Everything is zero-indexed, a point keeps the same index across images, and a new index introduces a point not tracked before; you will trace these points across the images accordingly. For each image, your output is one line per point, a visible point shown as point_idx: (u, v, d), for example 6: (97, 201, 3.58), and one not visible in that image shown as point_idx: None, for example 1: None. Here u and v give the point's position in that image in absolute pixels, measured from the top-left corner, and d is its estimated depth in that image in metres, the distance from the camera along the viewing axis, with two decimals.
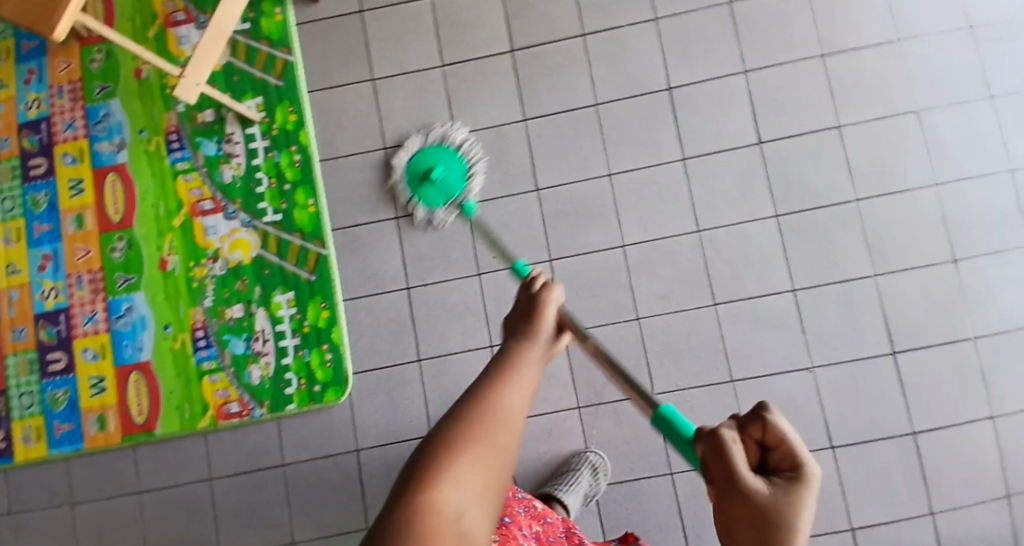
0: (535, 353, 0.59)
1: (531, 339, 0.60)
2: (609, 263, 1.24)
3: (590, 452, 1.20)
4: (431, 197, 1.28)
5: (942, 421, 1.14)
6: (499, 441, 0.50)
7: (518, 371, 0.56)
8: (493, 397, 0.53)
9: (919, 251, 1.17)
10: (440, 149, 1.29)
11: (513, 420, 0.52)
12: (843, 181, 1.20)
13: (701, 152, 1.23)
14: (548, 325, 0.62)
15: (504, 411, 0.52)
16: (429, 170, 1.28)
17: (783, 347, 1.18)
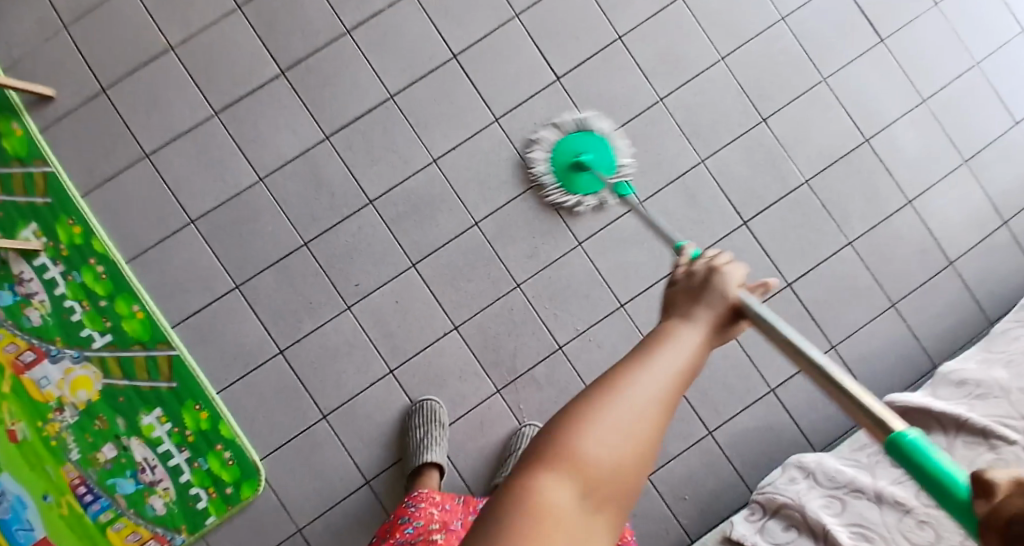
0: (689, 326, 0.49)
1: (704, 309, 0.51)
2: (468, 245, 1.22)
3: (527, 427, 1.20)
4: (582, 185, 1.19)
5: (816, 263, 1.21)
6: (652, 401, 0.44)
7: (684, 345, 0.48)
8: (652, 360, 0.46)
9: (728, 121, 1.22)
10: (589, 133, 1.20)
11: (669, 389, 0.45)
12: (640, 85, 1.22)
13: (513, 102, 1.22)
14: (713, 299, 0.52)
15: (661, 373, 0.45)
16: (580, 159, 1.19)
17: (645, 256, 1.22)
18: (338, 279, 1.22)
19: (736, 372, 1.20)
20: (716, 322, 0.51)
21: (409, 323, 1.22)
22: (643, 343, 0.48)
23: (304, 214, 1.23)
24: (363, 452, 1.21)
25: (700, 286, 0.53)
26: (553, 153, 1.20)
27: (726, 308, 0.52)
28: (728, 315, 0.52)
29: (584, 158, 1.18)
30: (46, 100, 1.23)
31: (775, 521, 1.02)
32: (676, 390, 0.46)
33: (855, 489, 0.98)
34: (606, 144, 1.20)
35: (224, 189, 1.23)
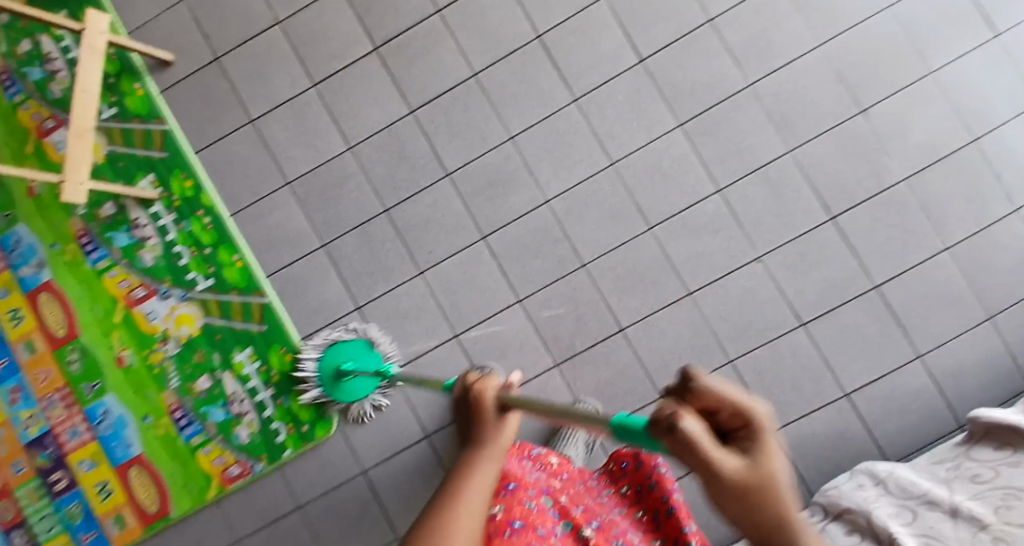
0: (481, 455, 0.62)
1: (484, 428, 0.65)
2: (536, 223, 1.23)
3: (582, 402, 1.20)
4: (349, 391, 1.28)
5: (904, 267, 1.14)
6: (469, 525, 0.57)
7: (478, 460, 0.62)
8: (464, 491, 0.59)
9: (821, 111, 1.16)
10: (342, 343, 1.29)
11: (474, 507, 0.58)
12: (729, 69, 1.17)
13: (593, 83, 1.21)
14: (490, 420, 0.65)
15: (468, 499, 0.58)
16: (342, 367, 1.27)
17: (720, 246, 1.19)
18: (323, 376, 1.30)
19: (801, 371, 1.17)
20: (500, 432, 0.65)
21: (474, 293, 1.25)
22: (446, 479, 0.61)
23: (386, 184, 1.28)
24: (426, 410, 1.30)
25: (472, 412, 0.66)
26: (317, 363, 1.30)
27: (500, 417, 0.66)
28: (498, 423, 0.65)
29: (346, 365, 1.27)
30: (165, 65, 1.35)
31: (838, 520, 1.02)
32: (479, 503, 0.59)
33: (925, 500, 0.95)
34: (367, 347, 1.28)
35: (315, 155, 1.31)
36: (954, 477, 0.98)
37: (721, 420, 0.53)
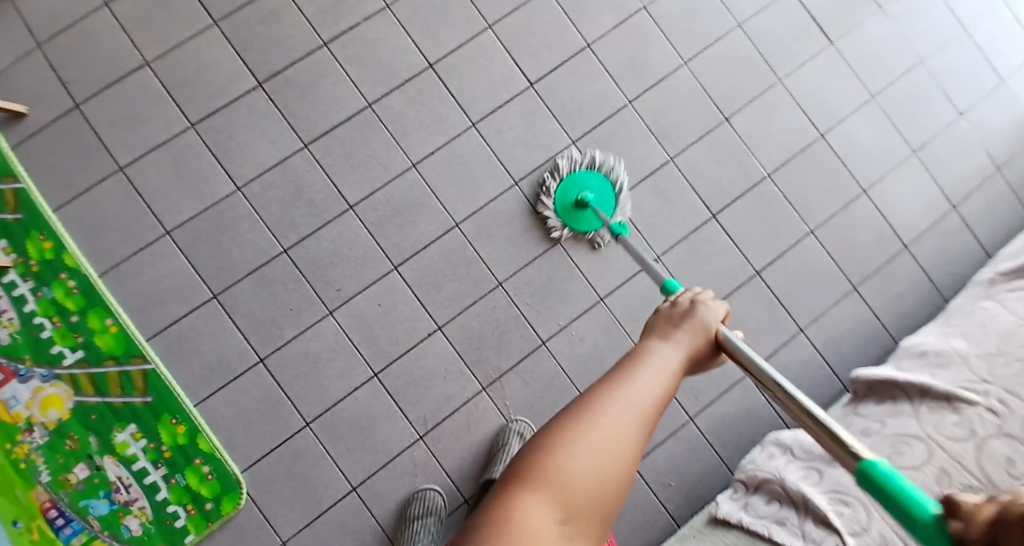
0: (661, 355, 0.63)
1: (687, 332, 0.67)
2: (448, 245, 1.26)
3: (513, 423, 1.21)
4: (584, 223, 1.25)
5: (779, 256, 1.27)
6: (632, 412, 0.57)
7: (677, 354, 0.64)
8: (629, 380, 0.59)
9: (691, 121, 1.29)
10: (583, 173, 1.25)
11: (663, 385, 0.60)
12: (609, 88, 1.29)
13: (488, 108, 1.28)
14: (683, 334, 0.67)
15: (657, 373, 0.61)
16: (581, 198, 1.24)
17: (619, 251, 1.27)
18: (562, 202, 1.25)
19: None
20: (700, 342, 0.67)
21: (394, 323, 1.23)
22: (643, 349, 0.64)
23: (284, 221, 1.24)
24: (347, 459, 1.18)
25: (684, 317, 0.69)
26: (557, 188, 1.25)
27: (706, 336, 0.68)
28: (698, 343, 0.67)
29: (584, 195, 1.24)
30: (16, 117, 1.22)
31: (756, 493, 1.01)
32: (669, 386, 0.61)
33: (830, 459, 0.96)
34: (608, 181, 1.25)
35: (202, 199, 1.24)
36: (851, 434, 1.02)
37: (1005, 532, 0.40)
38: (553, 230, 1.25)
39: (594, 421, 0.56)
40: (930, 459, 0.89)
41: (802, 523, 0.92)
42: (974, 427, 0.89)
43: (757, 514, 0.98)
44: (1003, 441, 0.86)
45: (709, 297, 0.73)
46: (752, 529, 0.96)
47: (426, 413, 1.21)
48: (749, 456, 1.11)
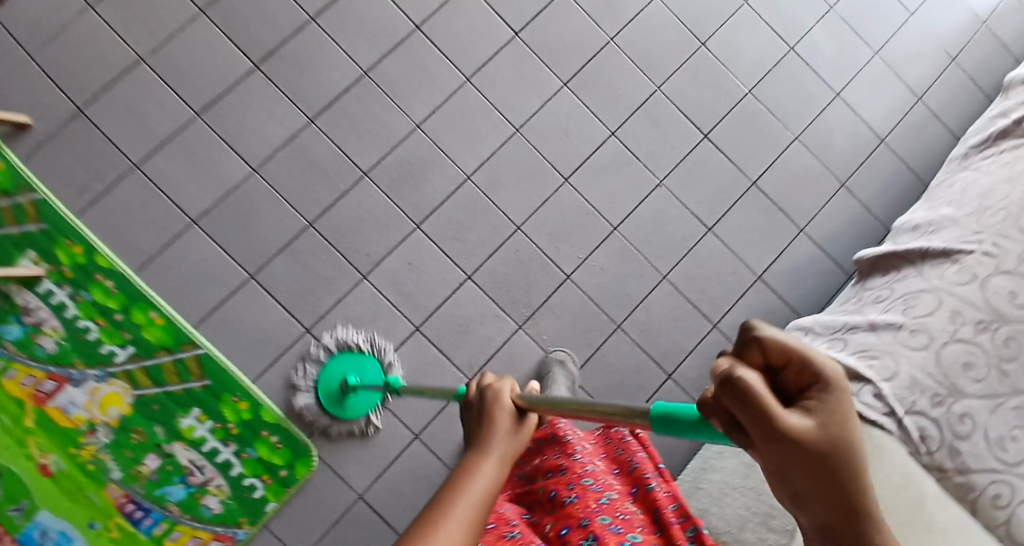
0: (473, 479, 0.59)
1: (486, 436, 0.64)
2: (462, 199, 1.31)
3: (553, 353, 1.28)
4: (354, 406, 1.23)
5: (768, 164, 1.37)
6: (456, 537, 0.54)
7: (479, 467, 0.60)
8: (452, 510, 0.55)
9: (670, 49, 1.38)
10: (348, 354, 1.24)
11: (470, 515, 0.56)
12: (589, 28, 1.37)
13: (480, 60, 1.34)
14: (492, 437, 0.64)
15: (472, 496, 0.57)
16: (345, 383, 1.22)
17: (625, 179, 1.35)
18: (324, 392, 1.23)
19: (722, 265, 1.33)
20: (503, 440, 0.64)
21: (425, 279, 1.28)
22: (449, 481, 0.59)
23: (303, 196, 1.28)
24: (405, 411, 1.25)
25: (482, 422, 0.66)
26: (316, 381, 1.23)
27: (508, 426, 0.65)
28: (507, 440, 0.64)
29: (352, 379, 1.22)
30: (21, 130, 1.22)
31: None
32: (484, 506, 0.57)
33: (850, 327, 1.07)
34: (370, 359, 1.24)
35: (219, 185, 1.26)
36: (862, 305, 1.12)
37: (780, 377, 0.43)
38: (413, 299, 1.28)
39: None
40: (942, 304, 1.02)
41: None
42: (975, 270, 1.03)
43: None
44: (1004, 277, 1.01)
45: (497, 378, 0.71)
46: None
47: (470, 357, 1.28)
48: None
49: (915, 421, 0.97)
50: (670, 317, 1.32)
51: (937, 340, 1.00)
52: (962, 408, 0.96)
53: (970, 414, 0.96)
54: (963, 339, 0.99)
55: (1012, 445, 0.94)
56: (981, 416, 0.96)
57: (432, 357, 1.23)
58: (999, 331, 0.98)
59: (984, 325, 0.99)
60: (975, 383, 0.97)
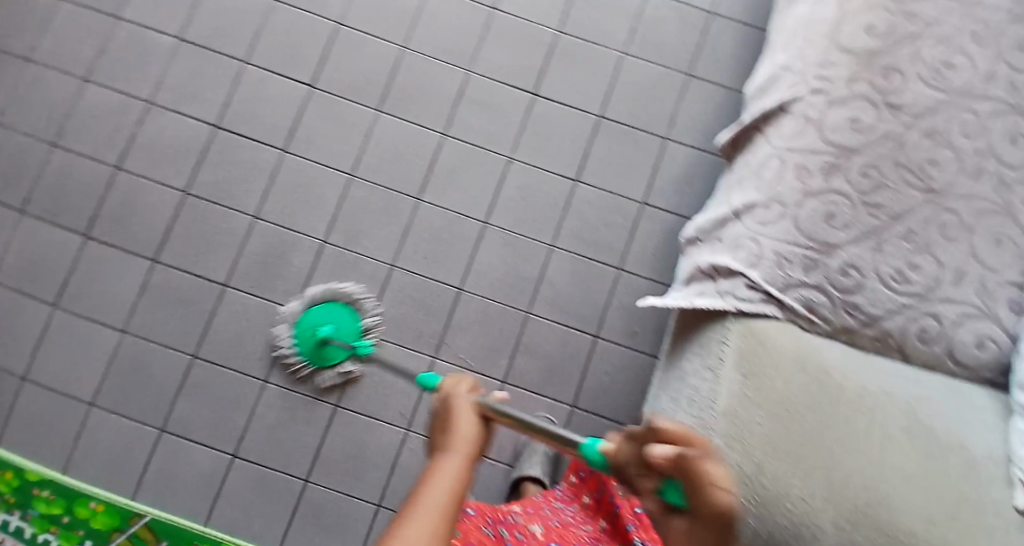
0: (448, 461, 0.68)
1: (455, 435, 0.72)
2: (328, 264, 1.26)
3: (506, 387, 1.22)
4: (331, 357, 1.21)
5: (608, 94, 1.32)
6: (440, 512, 0.63)
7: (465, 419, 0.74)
8: (431, 490, 0.65)
9: (464, 29, 1.33)
10: (324, 307, 1.22)
11: (451, 491, 0.65)
12: (378, 45, 1.32)
13: (288, 128, 1.30)
14: (461, 429, 0.72)
15: (444, 485, 0.65)
16: (320, 334, 1.20)
17: (478, 170, 1.29)
18: (303, 349, 1.21)
19: (603, 210, 1.28)
20: (473, 433, 0.72)
21: (322, 356, 1.23)
22: (427, 474, 0.67)
23: (178, 332, 1.24)
24: (359, 487, 1.20)
25: (441, 447, 0.71)
26: (296, 336, 1.21)
27: (479, 430, 0.73)
28: (482, 420, 0.75)
29: (325, 330, 1.20)
30: None
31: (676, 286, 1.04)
32: (458, 493, 0.65)
33: (716, 222, 0.98)
34: (347, 311, 1.23)
35: (98, 358, 1.24)
36: (725, 190, 1.03)
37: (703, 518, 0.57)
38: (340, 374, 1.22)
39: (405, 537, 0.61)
40: (787, 164, 0.95)
41: (716, 284, 0.94)
42: (808, 115, 0.96)
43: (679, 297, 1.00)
44: (839, 108, 0.95)
45: (462, 380, 0.81)
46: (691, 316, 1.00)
47: (401, 408, 1.23)
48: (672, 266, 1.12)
49: (804, 296, 0.90)
50: (574, 282, 1.26)
51: (792, 204, 0.93)
52: (842, 261, 0.90)
53: (855, 265, 0.89)
54: (818, 192, 0.92)
55: (915, 274, 0.89)
56: (866, 260, 0.90)
57: (356, 350, 1.20)
58: (852, 167, 0.93)
59: (834, 167, 0.93)
60: (846, 231, 0.91)
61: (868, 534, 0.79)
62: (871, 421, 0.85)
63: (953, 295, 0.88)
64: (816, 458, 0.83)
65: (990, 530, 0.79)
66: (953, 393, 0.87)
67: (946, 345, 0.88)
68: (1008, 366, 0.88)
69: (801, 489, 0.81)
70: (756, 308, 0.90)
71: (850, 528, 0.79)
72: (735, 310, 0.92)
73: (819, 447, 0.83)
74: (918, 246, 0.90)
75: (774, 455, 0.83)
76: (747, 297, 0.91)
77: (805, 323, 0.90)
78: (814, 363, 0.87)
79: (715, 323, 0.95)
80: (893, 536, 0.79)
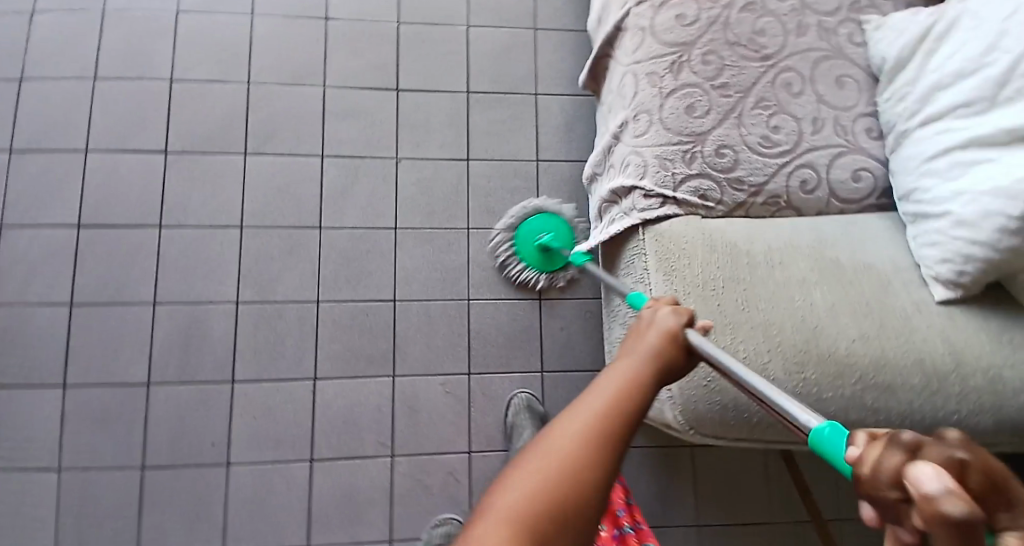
0: (613, 384, 0.55)
1: (646, 340, 0.61)
2: (251, 322, 1.18)
3: (474, 375, 1.18)
4: (554, 266, 1.20)
5: (468, 65, 1.30)
6: (597, 414, 0.52)
7: (636, 365, 0.58)
8: (592, 395, 0.54)
9: (306, 47, 1.28)
10: (522, 221, 1.20)
11: (610, 408, 0.53)
12: (224, 90, 1.26)
13: (161, 203, 1.22)
14: (649, 346, 0.60)
15: (610, 390, 0.54)
16: (544, 243, 1.18)
17: (369, 179, 1.24)
18: (532, 261, 1.20)
19: (503, 176, 1.26)
20: (647, 364, 0.58)
21: (278, 416, 1.15)
22: (607, 372, 0.57)
23: (119, 447, 1.13)
24: (364, 529, 1.12)
25: (630, 333, 0.63)
26: (517, 253, 1.20)
27: (667, 357, 0.59)
28: (671, 338, 0.61)
29: (544, 238, 1.18)
30: None
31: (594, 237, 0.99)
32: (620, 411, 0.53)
33: (607, 151, 0.97)
34: (557, 219, 1.20)
35: (39, 507, 1.11)
36: (605, 121, 1.02)
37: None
38: (303, 426, 1.15)
39: (576, 410, 0.53)
40: (638, 76, 0.92)
41: (619, 206, 0.90)
42: (641, 24, 0.94)
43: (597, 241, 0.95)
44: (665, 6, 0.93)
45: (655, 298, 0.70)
46: (611, 249, 0.94)
47: (378, 436, 1.15)
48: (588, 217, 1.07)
49: (694, 187, 0.86)
50: (501, 253, 1.23)
51: (654, 108, 0.89)
52: (714, 144, 0.87)
53: (726, 143, 0.87)
54: (673, 91, 0.89)
55: (779, 134, 0.87)
56: (735, 138, 0.87)
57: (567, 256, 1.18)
58: (693, 58, 0.90)
59: (678, 64, 0.90)
60: (707, 116, 0.88)
61: (817, 368, 0.76)
62: (783, 268, 0.81)
63: (818, 143, 0.87)
64: (753, 316, 0.78)
65: (918, 331, 0.77)
66: (851, 225, 0.85)
67: (827, 188, 0.87)
68: (888, 188, 0.88)
69: (746, 349, 0.77)
70: (658, 213, 0.85)
71: (800, 370, 0.76)
72: (639, 223, 0.86)
73: (752, 306, 0.79)
74: (777, 106, 0.88)
75: (713, 325, 0.78)
76: (647, 206, 0.86)
77: (702, 211, 0.86)
78: (717, 234, 0.83)
79: (627, 243, 0.89)
80: (842, 363, 0.76)
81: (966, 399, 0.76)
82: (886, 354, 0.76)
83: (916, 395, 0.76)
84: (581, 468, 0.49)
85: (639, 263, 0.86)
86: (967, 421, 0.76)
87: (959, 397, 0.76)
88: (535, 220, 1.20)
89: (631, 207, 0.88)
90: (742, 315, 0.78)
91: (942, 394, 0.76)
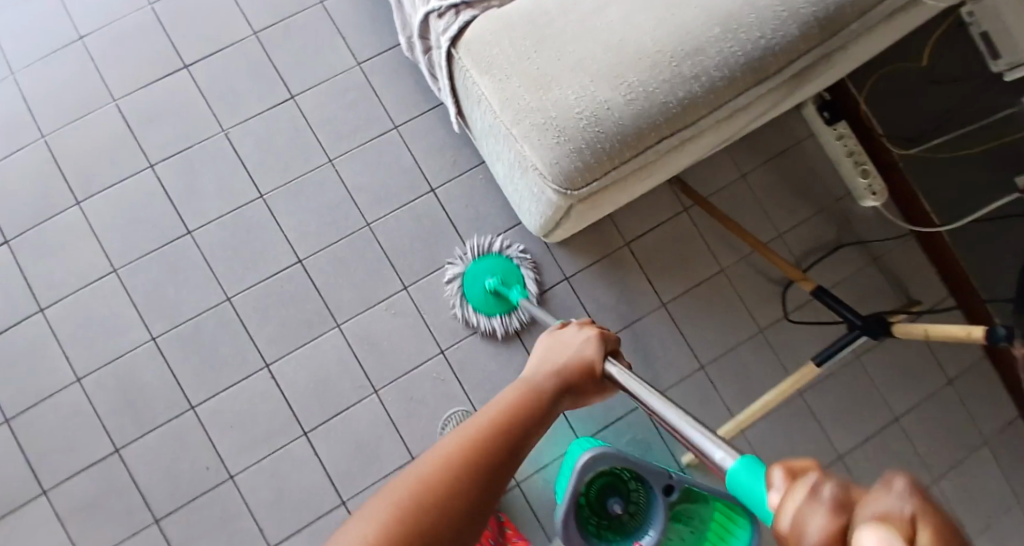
0: (530, 393, 0.64)
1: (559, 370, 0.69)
2: (178, 347, 1.13)
3: (408, 285, 1.16)
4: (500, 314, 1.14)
5: (240, 7, 1.18)
6: (518, 424, 0.59)
7: (550, 382, 0.67)
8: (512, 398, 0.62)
9: (73, 69, 1.15)
10: (481, 262, 1.15)
11: (527, 416, 0.60)
12: (20, 153, 1.13)
13: (25, 288, 1.13)
14: (562, 369, 0.69)
15: (534, 403, 0.63)
16: (490, 284, 1.13)
17: (209, 164, 1.15)
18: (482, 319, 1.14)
19: (337, 95, 1.18)
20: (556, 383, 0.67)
21: (254, 412, 1.13)
22: (527, 385, 0.66)
23: (126, 520, 1.11)
24: (385, 464, 1.13)
25: (546, 356, 0.73)
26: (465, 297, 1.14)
27: (573, 379, 0.69)
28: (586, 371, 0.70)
29: (491, 282, 1.13)
30: None
31: (443, 98, 0.96)
32: (536, 422, 0.61)
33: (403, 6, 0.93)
34: (508, 258, 1.15)
35: None
36: None
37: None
38: (281, 409, 1.13)
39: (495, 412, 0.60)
40: None
41: (433, 41, 0.87)
42: None
43: (449, 96, 0.93)
44: None
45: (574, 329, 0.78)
46: (454, 92, 0.92)
47: (352, 382, 1.14)
48: (434, 86, 1.03)
49: None
50: (374, 166, 1.17)
51: None
52: None
53: None
54: None
55: None
56: None
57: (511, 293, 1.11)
58: None
59: None
60: None
61: (636, 71, 0.73)
62: (573, 7, 0.77)
63: None
64: (562, 57, 0.75)
65: None
66: None
67: None
68: None
69: (572, 89, 0.74)
70: (456, 26, 0.82)
71: (623, 81, 0.73)
72: (448, 45, 0.83)
73: (561, 54, 0.75)
74: None
75: (536, 86, 0.75)
76: (446, 26, 0.83)
77: (496, 1, 0.82)
78: (503, 17, 0.79)
79: (451, 70, 0.86)
80: (657, 50, 0.74)
81: (777, 14, 0.74)
82: (690, 22, 0.74)
83: (728, 44, 0.74)
84: (504, 460, 0.55)
85: (467, 81, 0.83)
86: (792, 31, 0.74)
87: (771, 17, 0.74)
88: (485, 271, 1.15)
89: (438, 38, 0.85)
90: (555, 65, 0.75)
91: (756, 22, 0.74)
